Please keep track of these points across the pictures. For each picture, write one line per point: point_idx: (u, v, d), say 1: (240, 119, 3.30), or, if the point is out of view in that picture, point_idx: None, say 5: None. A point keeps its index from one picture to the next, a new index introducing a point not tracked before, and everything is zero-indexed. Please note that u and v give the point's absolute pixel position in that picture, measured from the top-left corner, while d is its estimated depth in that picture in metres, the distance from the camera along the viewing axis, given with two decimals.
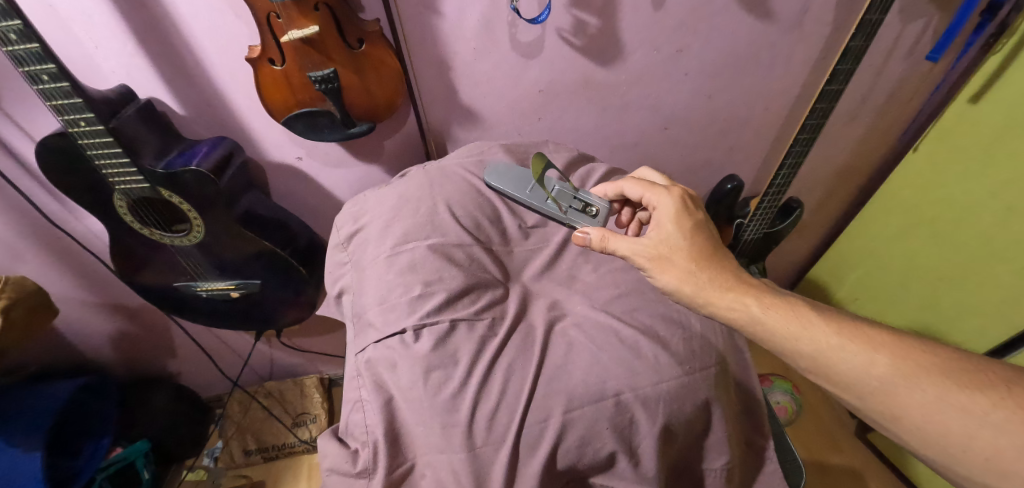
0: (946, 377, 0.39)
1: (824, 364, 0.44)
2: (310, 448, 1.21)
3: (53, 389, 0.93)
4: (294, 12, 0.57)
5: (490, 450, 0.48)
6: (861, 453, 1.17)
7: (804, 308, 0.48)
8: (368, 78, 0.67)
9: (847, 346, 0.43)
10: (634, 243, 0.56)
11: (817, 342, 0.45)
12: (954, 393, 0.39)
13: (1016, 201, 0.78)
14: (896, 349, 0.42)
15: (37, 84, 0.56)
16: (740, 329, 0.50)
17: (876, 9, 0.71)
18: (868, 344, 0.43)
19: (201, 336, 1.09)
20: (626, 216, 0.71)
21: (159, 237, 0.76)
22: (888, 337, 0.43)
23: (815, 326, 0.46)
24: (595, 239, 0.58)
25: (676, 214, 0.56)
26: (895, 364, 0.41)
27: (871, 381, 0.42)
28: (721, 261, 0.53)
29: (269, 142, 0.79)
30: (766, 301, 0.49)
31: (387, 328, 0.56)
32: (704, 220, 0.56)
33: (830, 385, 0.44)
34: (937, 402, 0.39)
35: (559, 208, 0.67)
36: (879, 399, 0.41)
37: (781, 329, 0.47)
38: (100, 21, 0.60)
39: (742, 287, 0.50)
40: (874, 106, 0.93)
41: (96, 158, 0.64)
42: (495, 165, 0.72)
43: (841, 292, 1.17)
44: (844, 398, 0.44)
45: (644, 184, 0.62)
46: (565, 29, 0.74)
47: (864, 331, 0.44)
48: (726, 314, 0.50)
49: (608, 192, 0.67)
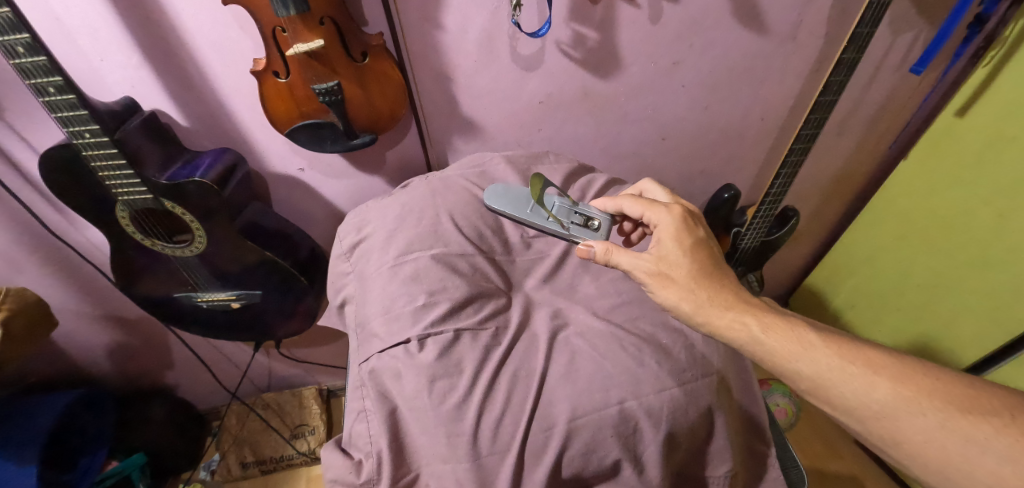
0: (949, 402, 0.40)
1: (824, 386, 0.44)
2: (309, 459, 1.20)
3: (46, 403, 0.92)
4: (299, 26, 0.58)
5: (495, 459, 0.48)
6: (860, 461, 1.17)
7: (804, 328, 0.48)
8: (371, 90, 0.68)
9: (848, 368, 0.44)
10: (636, 261, 0.56)
11: (818, 363, 0.45)
12: (955, 418, 0.39)
13: (1006, 211, 0.79)
14: (897, 373, 0.43)
15: (44, 96, 0.57)
16: (740, 349, 0.50)
17: (867, 23, 0.73)
18: (869, 367, 0.43)
19: (200, 347, 1.08)
20: (628, 227, 0.72)
21: (161, 248, 0.76)
22: (889, 360, 0.44)
23: (816, 347, 0.46)
24: (599, 251, 0.58)
25: (677, 232, 0.56)
26: (897, 388, 0.42)
27: (872, 404, 0.42)
28: (720, 279, 0.54)
29: (270, 154, 0.79)
30: (766, 321, 0.49)
31: (391, 338, 0.56)
32: (704, 238, 0.57)
33: (829, 407, 0.45)
34: (938, 428, 0.39)
35: (562, 225, 0.67)
36: (880, 423, 0.42)
37: (782, 349, 0.47)
38: (105, 34, 0.61)
39: (743, 306, 0.51)
40: (866, 116, 0.95)
41: (100, 170, 0.65)
42: (495, 186, 0.71)
43: (837, 300, 1.18)
44: (845, 421, 0.45)
45: (643, 202, 0.61)
46: (565, 42, 0.76)
47: (865, 354, 0.45)
48: (726, 333, 0.51)
49: (608, 206, 0.67)
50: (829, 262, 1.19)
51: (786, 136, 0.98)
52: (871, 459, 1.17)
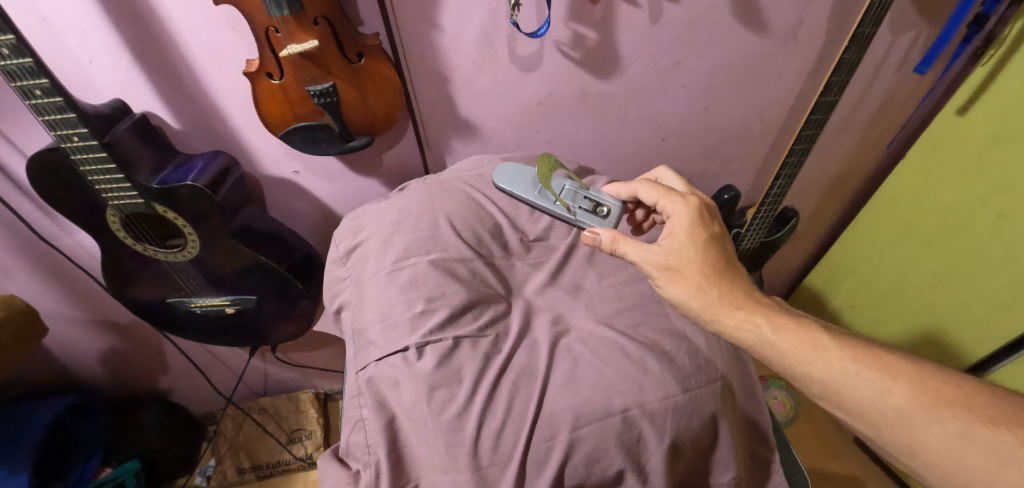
0: (969, 411, 0.39)
1: (836, 390, 0.44)
2: (305, 464, 1.19)
3: (38, 410, 0.91)
4: (293, 26, 0.57)
5: (496, 471, 0.47)
6: (860, 462, 1.17)
7: (817, 330, 0.47)
8: (366, 91, 0.67)
9: (863, 372, 0.43)
10: (644, 255, 0.54)
11: (831, 367, 0.44)
12: (977, 428, 0.39)
13: (1009, 210, 0.79)
14: (915, 379, 0.42)
15: (30, 99, 0.55)
16: (748, 349, 0.49)
17: (869, 22, 0.72)
18: (885, 371, 0.43)
19: (194, 352, 1.06)
20: (640, 215, 0.71)
21: (153, 252, 0.74)
22: (907, 365, 0.43)
23: (829, 350, 0.45)
24: (605, 240, 0.57)
25: (691, 226, 0.53)
26: (914, 394, 0.41)
27: (888, 411, 0.41)
28: (732, 277, 0.52)
29: (265, 156, 0.78)
30: (776, 321, 0.48)
31: (389, 346, 0.55)
32: (720, 234, 0.54)
33: (842, 411, 0.44)
34: (957, 437, 0.39)
35: (568, 209, 0.67)
36: (895, 430, 0.41)
37: (793, 351, 0.46)
38: (94, 35, 0.59)
39: (753, 306, 0.50)
40: (867, 116, 0.94)
41: (90, 174, 0.63)
42: (504, 165, 0.73)
43: (837, 301, 1.18)
44: (857, 427, 0.44)
45: (659, 189, 0.59)
46: (564, 42, 0.75)
47: (882, 358, 0.44)
48: (735, 333, 0.49)
49: (621, 192, 0.65)
50: (829, 263, 1.19)
51: (787, 136, 0.97)
52: (870, 459, 1.17)
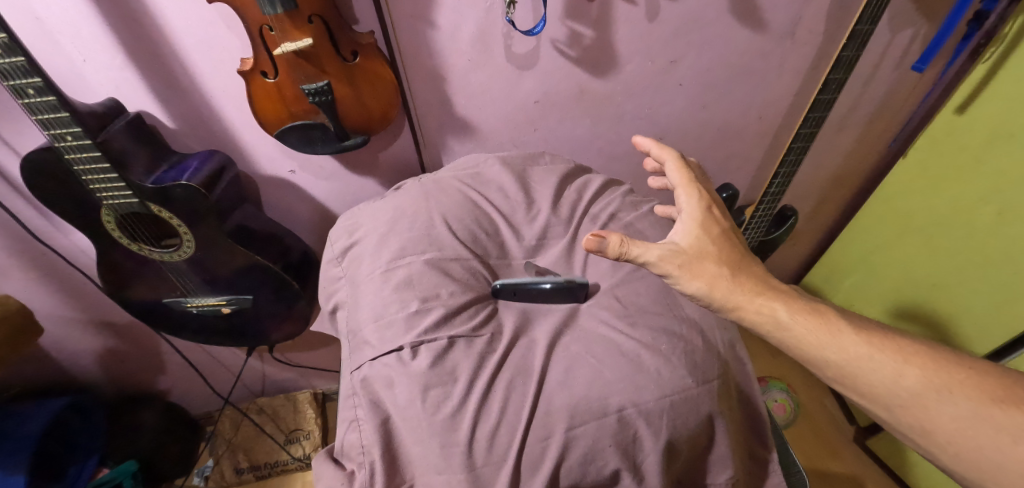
0: (979, 391, 0.42)
1: (853, 374, 0.45)
2: (304, 465, 1.19)
3: (34, 411, 0.90)
4: (287, 24, 0.56)
5: (491, 470, 0.47)
6: (860, 460, 1.17)
7: (832, 314, 0.48)
8: (361, 90, 0.66)
9: (879, 356, 0.45)
10: (659, 246, 0.49)
11: (849, 351, 0.45)
12: (987, 406, 0.41)
13: (1008, 208, 0.78)
14: (927, 361, 0.44)
15: (22, 98, 0.55)
16: (763, 334, 0.49)
17: (867, 20, 0.71)
18: (899, 355, 0.45)
19: (191, 352, 1.06)
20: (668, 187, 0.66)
21: (148, 252, 0.74)
22: (918, 348, 0.46)
23: (846, 335, 0.46)
24: (613, 244, 0.48)
25: (705, 220, 0.52)
26: (927, 376, 0.44)
27: (903, 392, 0.44)
28: (749, 266, 0.51)
29: (260, 155, 0.77)
30: (793, 306, 0.48)
31: (384, 345, 0.55)
32: (732, 229, 0.53)
33: (856, 393, 0.46)
34: (969, 416, 0.42)
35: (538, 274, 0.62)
36: (909, 411, 0.44)
37: (810, 336, 0.47)
38: (87, 34, 0.59)
39: (770, 291, 0.49)
40: (865, 113, 0.94)
41: (84, 174, 0.63)
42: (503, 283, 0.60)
43: (836, 300, 1.18)
44: (870, 408, 0.46)
45: (683, 180, 0.56)
46: (560, 40, 0.74)
47: (894, 342, 0.46)
48: (751, 318, 0.48)
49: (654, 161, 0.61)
50: (829, 261, 1.18)
51: (785, 134, 0.97)
52: (870, 459, 1.17)
